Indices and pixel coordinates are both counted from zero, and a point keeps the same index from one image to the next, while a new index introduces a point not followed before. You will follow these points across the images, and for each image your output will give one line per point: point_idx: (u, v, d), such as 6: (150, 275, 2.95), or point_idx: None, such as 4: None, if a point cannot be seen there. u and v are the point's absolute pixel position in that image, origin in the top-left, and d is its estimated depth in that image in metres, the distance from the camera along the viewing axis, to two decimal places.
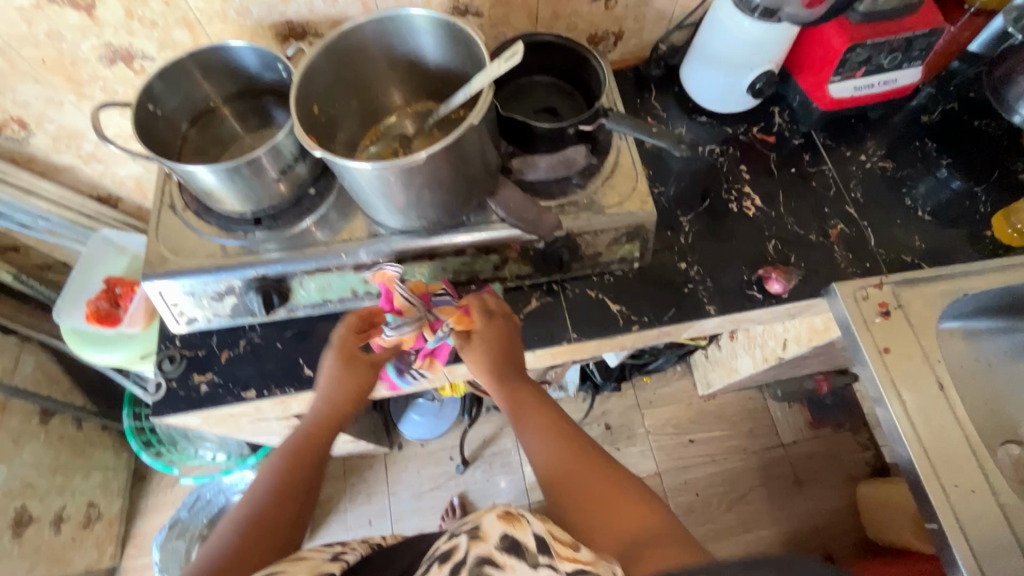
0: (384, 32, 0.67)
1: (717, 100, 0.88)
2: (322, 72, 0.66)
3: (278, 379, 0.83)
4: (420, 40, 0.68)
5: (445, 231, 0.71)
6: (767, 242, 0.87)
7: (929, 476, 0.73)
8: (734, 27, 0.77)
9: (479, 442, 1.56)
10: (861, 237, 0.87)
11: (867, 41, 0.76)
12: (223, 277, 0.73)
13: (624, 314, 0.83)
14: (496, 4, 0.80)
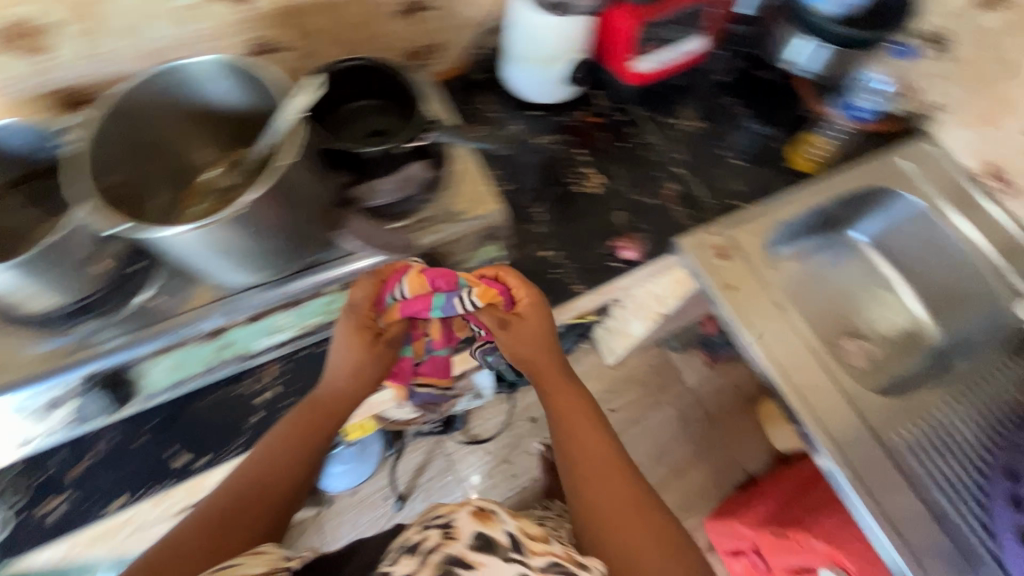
0: (175, 85, 0.61)
1: (540, 93, 0.97)
2: (104, 145, 0.58)
3: (140, 481, 0.70)
4: (212, 88, 0.63)
5: (309, 282, 0.71)
6: (611, 214, 0.91)
7: (785, 395, 0.78)
8: (539, 23, 0.85)
9: (412, 472, 1.53)
10: (694, 192, 0.94)
11: (654, 19, 0.88)
12: (57, 382, 0.63)
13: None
14: (304, 35, 0.79)
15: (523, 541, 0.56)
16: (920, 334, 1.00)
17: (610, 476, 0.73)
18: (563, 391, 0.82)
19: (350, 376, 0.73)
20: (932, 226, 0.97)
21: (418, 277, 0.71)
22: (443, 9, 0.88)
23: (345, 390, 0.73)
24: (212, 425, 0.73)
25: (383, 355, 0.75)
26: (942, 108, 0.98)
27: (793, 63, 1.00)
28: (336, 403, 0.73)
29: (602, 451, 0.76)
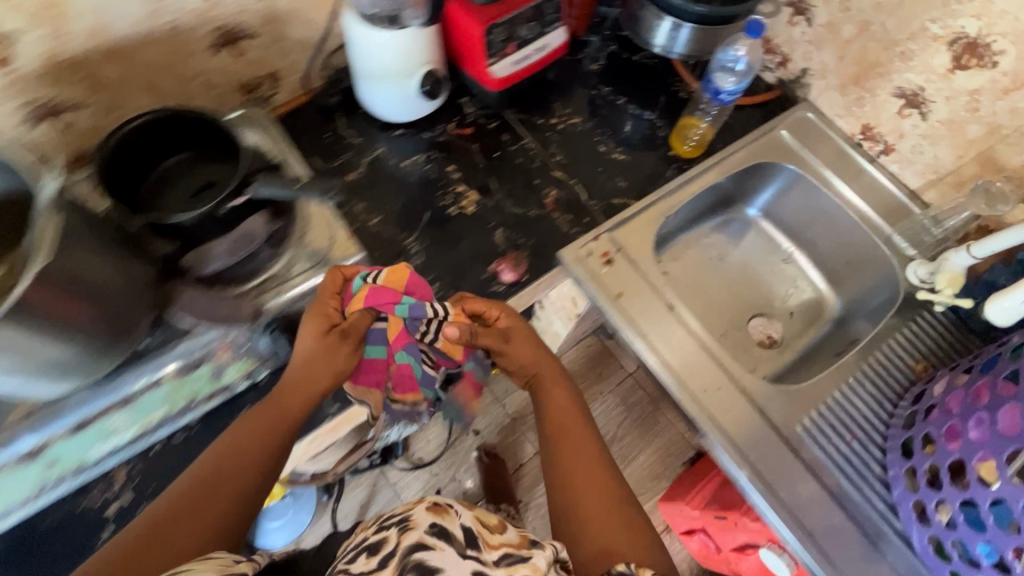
0: None
1: (398, 112, 0.89)
2: None
3: None
4: None
5: (132, 375, 0.62)
6: (493, 233, 0.85)
7: (685, 398, 0.74)
8: (371, 40, 0.77)
9: (357, 510, 1.49)
10: (575, 196, 0.90)
11: (498, 21, 0.81)
12: None
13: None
14: (97, 88, 0.70)
15: (479, 535, 0.58)
16: (820, 309, 0.99)
17: (586, 464, 0.71)
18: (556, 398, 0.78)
19: (314, 368, 0.66)
20: (818, 193, 0.95)
21: (392, 268, 0.70)
22: (261, 36, 0.79)
23: (316, 373, 0.67)
24: (57, 551, 0.65)
25: (343, 344, 0.68)
26: (814, 75, 0.96)
27: (666, 49, 0.94)
28: (298, 398, 0.66)
29: (583, 444, 0.73)
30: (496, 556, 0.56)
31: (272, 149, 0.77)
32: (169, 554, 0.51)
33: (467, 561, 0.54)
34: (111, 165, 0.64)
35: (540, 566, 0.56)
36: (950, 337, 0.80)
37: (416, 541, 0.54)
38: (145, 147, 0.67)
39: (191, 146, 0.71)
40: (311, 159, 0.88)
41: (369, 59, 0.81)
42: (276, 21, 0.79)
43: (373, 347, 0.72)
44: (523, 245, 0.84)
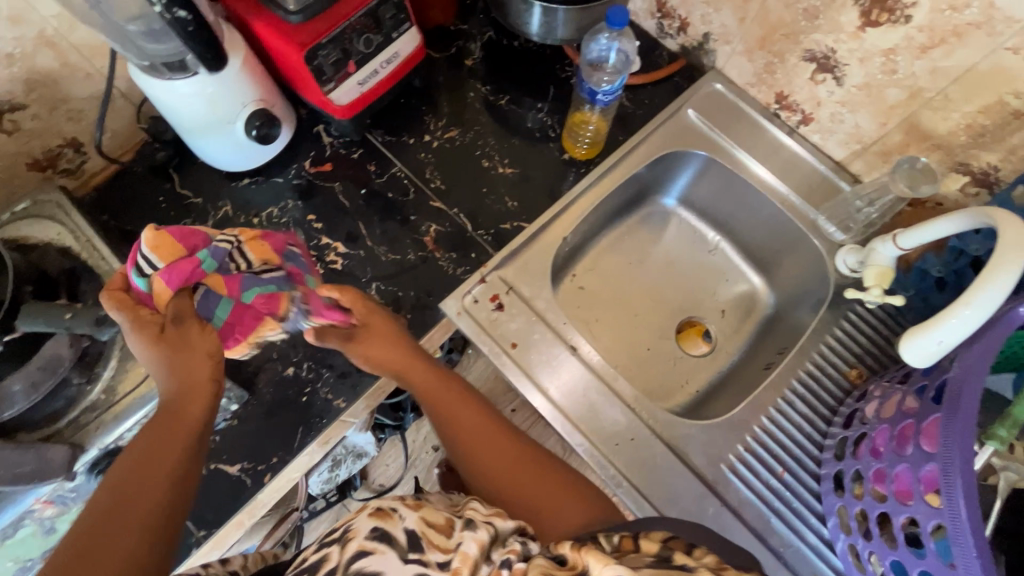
0: None
1: (240, 161, 0.75)
2: None
3: None
4: None
5: None
6: (368, 288, 0.74)
7: (597, 457, 0.67)
8: (165, 92, 0.63)
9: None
10: (458, 228, 0.78)
11: (321, 41, 0.67)
12: None
13: (249, 470, 0.66)
14: None
15: (426, 533, 0.42)
16: (753, 303, 0.90)
17: (499, 445, 0.57)
18: (426, 377, 0.63)
19: (186, 371, 0.52)
20: (734, 178, 0.85)
21: (153, 234, 0.54)
22: (32, 105, 0.64)
23: (195, 373, 0.52)
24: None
25: (186, 328, 0.53)
26: (717, 39, 0.83)
27: (544, 36, 0.80)
28: (193, 406, 0.51)
29: (481, 422, 0.59)
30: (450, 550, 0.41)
31: (76, 242, 0.65)
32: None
33: (409, 567, 0.40)
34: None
35: (474, 553, 0.41)
36: (882, 336, 0.72)
37: (353, 552, 0.40)
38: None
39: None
40: (144, 233, 0.75)
41: (180, 109, 0.65)
42: (45, 82, 0.64)
43: (219, 311, 0.58)
44: (404, 298, 0.74)
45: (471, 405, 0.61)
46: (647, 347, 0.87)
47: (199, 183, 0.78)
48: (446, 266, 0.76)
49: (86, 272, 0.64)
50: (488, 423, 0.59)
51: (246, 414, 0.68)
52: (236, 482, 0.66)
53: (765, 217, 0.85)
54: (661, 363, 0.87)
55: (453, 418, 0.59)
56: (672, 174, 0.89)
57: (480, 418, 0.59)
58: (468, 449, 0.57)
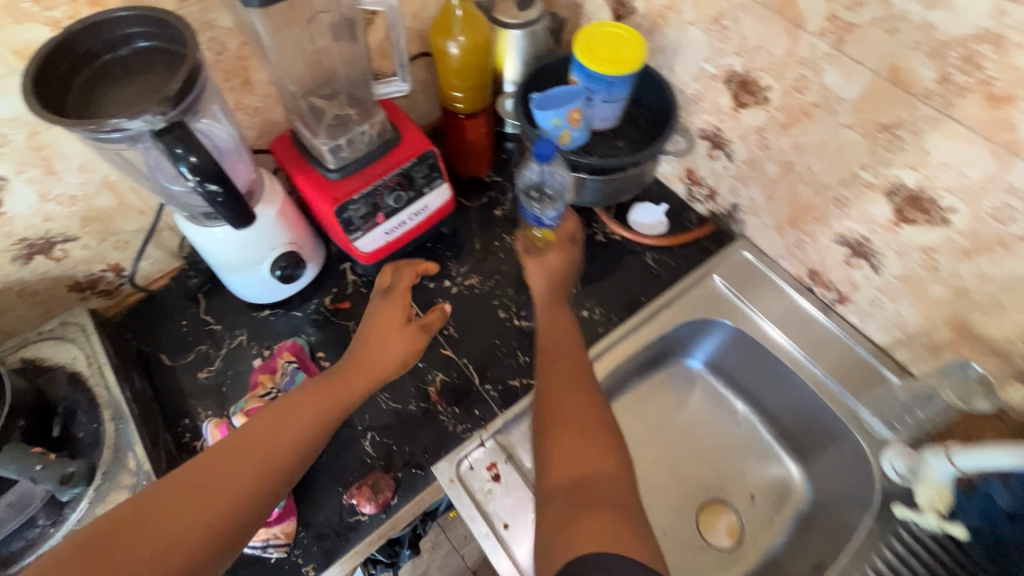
0: None
1: (265, 296, 0.78)
2: None
3: None
4: None
5: None
6: (362, 438, 0.71)
7: None
8: (199, 238, 0.67)
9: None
10: (465, 381, 0.75)
11: (352, 196, 0.70)
12: None
13: None
14: None
15: None
16: (786, 492, 0.80)
17: (582, 406, 0.56)
18: (556, 326, 0.69)
19: (386, 344, 0.66)
20: (763, 351, 0.80)
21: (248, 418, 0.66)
22: (83, 237, 0.70)
23: (382, 357, 0.64)
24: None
25: (389, 322, 0.68)
26: (746, 211, 0.82)
27: (569, 198, 0.83)
28: (367, 373, 0.62)
29: (580, 394, 0.57)
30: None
31: (87, 367, 0.67)
32: (133, 558, 0.41)
33: None
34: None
35: None
36: (940, 574, 0.61)
37: None
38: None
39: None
40: (159, 356, 0.76)
41: (210, 251, 0.68)
42: (100, 218, 0.69)
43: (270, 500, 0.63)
44: (400, 452, 0.70)
45: (578, 363, 0.62)
46: (663, 531, 0.77)
47: (224, 311, 0.80)
48: (447, 422, 0.72)
49: (86, 401, 0.64)
50: (586, 385, 0.59)
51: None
52: None
53: (797, 394, 0.78)
54: (677, 553, 0.76)
55: (562, 359, 0.63)
56: (698, 337, 0.85)
57: (574, 364, 0.62)
58: (556, 393, 0.58)
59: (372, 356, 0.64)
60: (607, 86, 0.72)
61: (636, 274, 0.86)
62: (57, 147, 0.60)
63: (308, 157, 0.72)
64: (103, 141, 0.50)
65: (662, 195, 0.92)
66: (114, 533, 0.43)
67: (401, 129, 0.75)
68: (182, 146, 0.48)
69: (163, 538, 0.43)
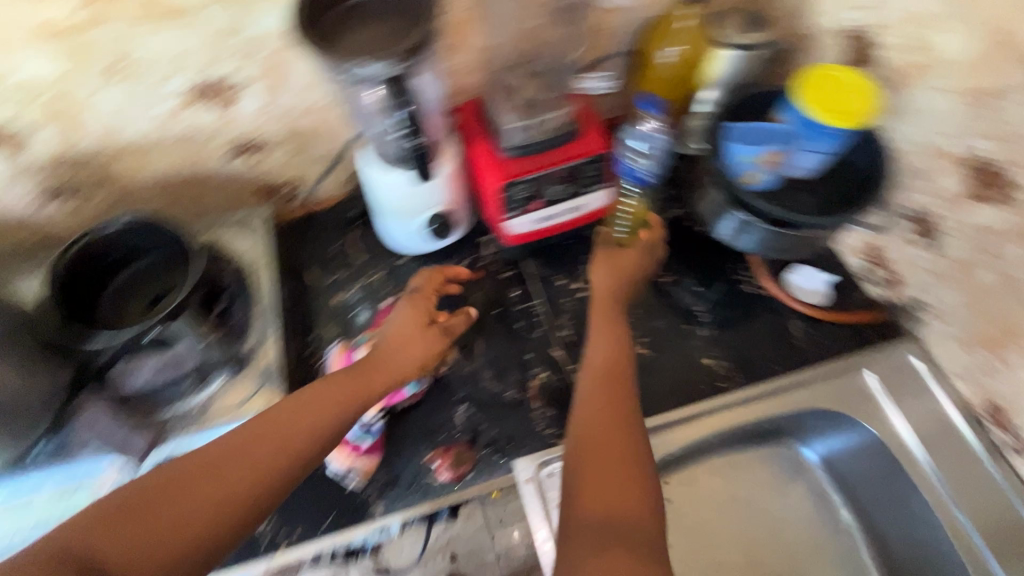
0: None
1: (409, 246, 0.82)
2: None
3: None
4: None
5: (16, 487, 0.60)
6: (456, 408, 0.73)
7: None
8: (374, 182, 0.72)
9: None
10: (566, 387, 0.75)
11: (519, 177, 0.71)
12: None
13: (269, 535, 0.66)
14: (102, 181, 0.71)
15: None
16: None
17: (614, 440, 0.54)
18: (604, 322, 0.67)
19: (407, 348, 0.65)
20: (898, 471, 0.70)
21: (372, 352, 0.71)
22: (283, 149, 0.78)
23: (400, 360, 0.64)
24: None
25: (410, 329, 0.66)
26: (930, 310, 0.72)
27: (729, 238, 0.78)
28: (382, 376, 0.61)
29: (615, 426, 0.55)
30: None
31: (252, 263, 0.75)
32: (139, 539, 0.44)
33: None
34: (82, 281, 0.67)
35: None
36: None
37: None
38: (111, 253, 0.68)
39: (156, 253, 0.70)
40: (306, 270, 0.84)
41: (382, 194, 0.73)
42: (299, 137, 0.77)
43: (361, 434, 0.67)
44: (488, 433, 0.71)
45: (622, 376, 0.60)
46: None
47: (368, 247, 0.86)
48: (539, 422, 0.72)
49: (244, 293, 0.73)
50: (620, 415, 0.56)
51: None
52: (253, 539, 0.66)
53: (928, 532, 0.69)
54: None
55: (603, 380, 0.59)
56: (822, 427, 0.77)
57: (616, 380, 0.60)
58: (592, 426, 0.55)
59: (390, 358, 0.63)
60: (817, 135, 0.66)
61: (775, 339, 0.79)
62: (289, 67, 0.67)
63: (489, 129, 0.73)
64: (341, 76, 0.55)
65: (829, 263, 0.84)
66: (122, 510, 0.46)
67: (583, 124, 0.74)
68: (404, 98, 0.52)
69: (162, 528, 0.45)
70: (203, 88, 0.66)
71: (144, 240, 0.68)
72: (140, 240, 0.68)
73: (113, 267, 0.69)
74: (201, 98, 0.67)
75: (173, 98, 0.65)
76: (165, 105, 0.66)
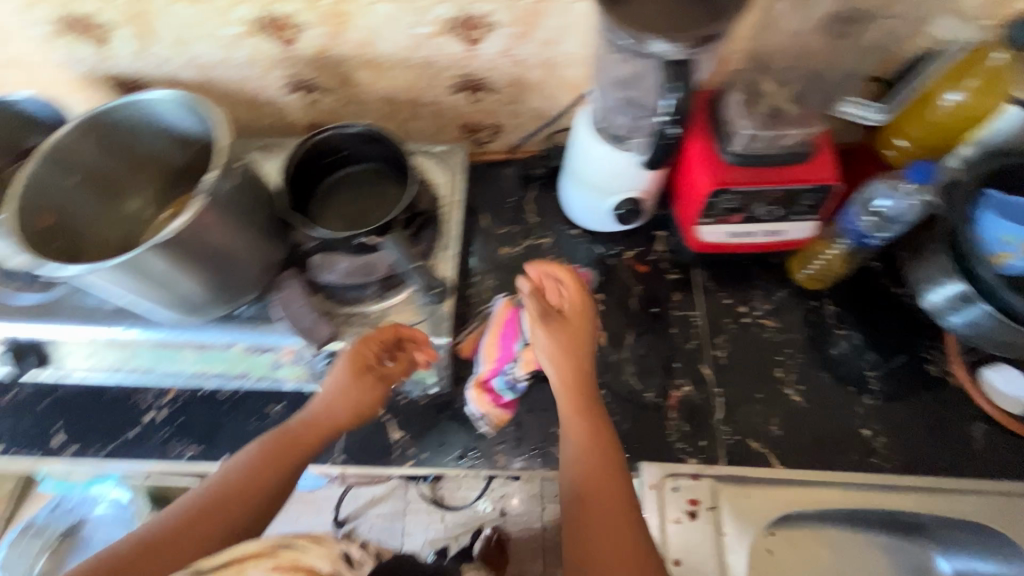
0: (137, 114, 0.60)
1: (586, 219, 0.82)
2: (93, 159, 0.62)
3: (27, 440, 0.72)
4: (170, 118, 0.61)
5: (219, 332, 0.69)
6: (594, 391, 0.74)
7: None
8: (585, 150, 0.71)
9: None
10: (707, 409, 0.73)
11: (733, 187, 0.67)
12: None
13: (401, 446, 0.71)
14: (342, 82, 0.77)
15: None
16: None
17: (614, 524, 0.52)
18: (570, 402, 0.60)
19: (353, 399, 0.64)
20: None
21: None
22: (500, 94, 0.79)
23: (341, 408, 0.64)
24: (98, 419, 0.74)
25: (359, 383, 0.65)
26: None
27: (936, 310, 0.69)
28: (316, 431, 0.63)
29: (607, 505, 0.53)
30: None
31: (446, 194, 0.78)
32: None
33: None
34: (306, 174, 0.73)
35: None
36: None
37: None
38: (332, 152, 0.73)
39: (371, 163, 0.76)
40: (481, 215, 0.87)
41: (586, 164, 0.72)
42: (521, 86, 0.78)
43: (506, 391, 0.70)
44: (620, 428, 0.71)
45: (609, 464, 0.56)
46: None
47: (545, 209, 0.87)
48: (672, 431, 0.71)
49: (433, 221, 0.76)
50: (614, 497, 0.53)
51: (435, 401, 0.73)
52: (388, 445, 0.71)
53: None
54: None
55: (589, 465, 0.56)
56: (973, 545, 0.70)
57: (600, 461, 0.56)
58: (586, 507, 0.53)
59: (325, 416, 0.63)
60: None
61: (948, 437, 0.71)
62: (547, 17, 0.67)
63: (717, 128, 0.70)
64: (619, 43, 0.54)
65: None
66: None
67: (820, 147, 0.68)
68: (680, 83, 0.50)
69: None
70: (460, 21, 0.67)
71: (367, 148, 0.73)
72: (361, 147, 0.73)
73: (333, 165, 0.75)
74: (454, 30, 0.69)
75: (432, 24, 0.68)
76: (421, 29, 0.69)
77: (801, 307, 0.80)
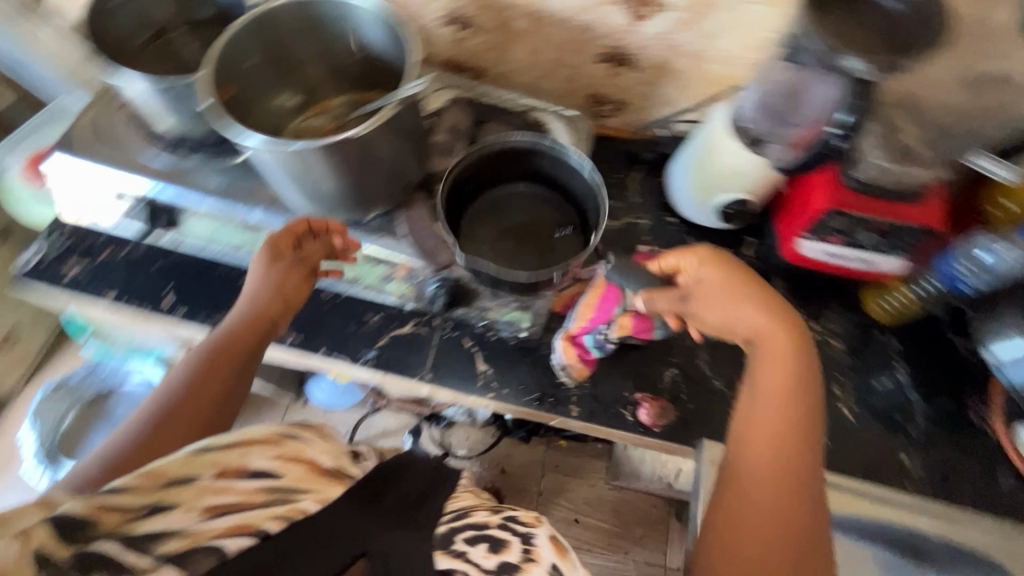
0: (335, 12, 0.63)
1: (689, 209, 0.84)
2: (277, 44, 0.65)
3: (140, 295, 0.77)
4: (364, 27, 0.64)
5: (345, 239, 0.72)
6: (665, 368, 0.79)
7: None
8: (719, 143, 0.74)
9: (378, 430, 1.51)
10: None
11: (848, 212, 0.71)
12: (138, 180, 0.71)
13: (485, 377, 0.77)
14: (496, 27, 0.79)
15: None
16: None
17: (776, 500, 0.53)
18: (768, 355, 0.58)
19: (277, 291, 0.64)
20: None
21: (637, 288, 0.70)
22: (639, 73, 0.82)
23: (265, 300, 0.63)
24: (210, 291, 0.78)
25: (282, 275, 0.65)
26: None
27: (997, 361, 0.75)
28: (246, 331, 0.62)
29: (771, 440, 0.55)
30: (451, 534, 0.50)
31: None
32: None
33: None
34: (456, 199, 0.75)
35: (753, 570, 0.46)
36: None
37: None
38: (472, 181, 0.74)
39: (531, 184, 0.77)
40: None
41: (713, 155, 0.76)
42: (662, 70, 0.81)
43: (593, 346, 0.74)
44: (688, 407, 0.77)
45: (793, 413, 0.56)
46: None
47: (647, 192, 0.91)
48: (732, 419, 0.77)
49: None
50: (774, 486, 0.53)
51: (522, 345, 0.79)
52: (473, 374, 0.77)
53: None
54: None
55: (759, 434, 0.56)
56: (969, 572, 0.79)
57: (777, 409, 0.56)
58: (748, 451, 0.56)
59: (254, 315, 0.63)
60: None
61: (973, 476, 0.78)
62: (717, 11, 0.70)
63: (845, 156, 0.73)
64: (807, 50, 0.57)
65: None
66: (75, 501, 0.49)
67: (936, 195, 0.72)
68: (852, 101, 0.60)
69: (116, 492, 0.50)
70: None
71: (519, 165, 0.74)
72: (508, 163, 0.74)
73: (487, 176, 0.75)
74: (626, 2, 0.72)
75: None
76: None
77: (865, 335, 0.85)
